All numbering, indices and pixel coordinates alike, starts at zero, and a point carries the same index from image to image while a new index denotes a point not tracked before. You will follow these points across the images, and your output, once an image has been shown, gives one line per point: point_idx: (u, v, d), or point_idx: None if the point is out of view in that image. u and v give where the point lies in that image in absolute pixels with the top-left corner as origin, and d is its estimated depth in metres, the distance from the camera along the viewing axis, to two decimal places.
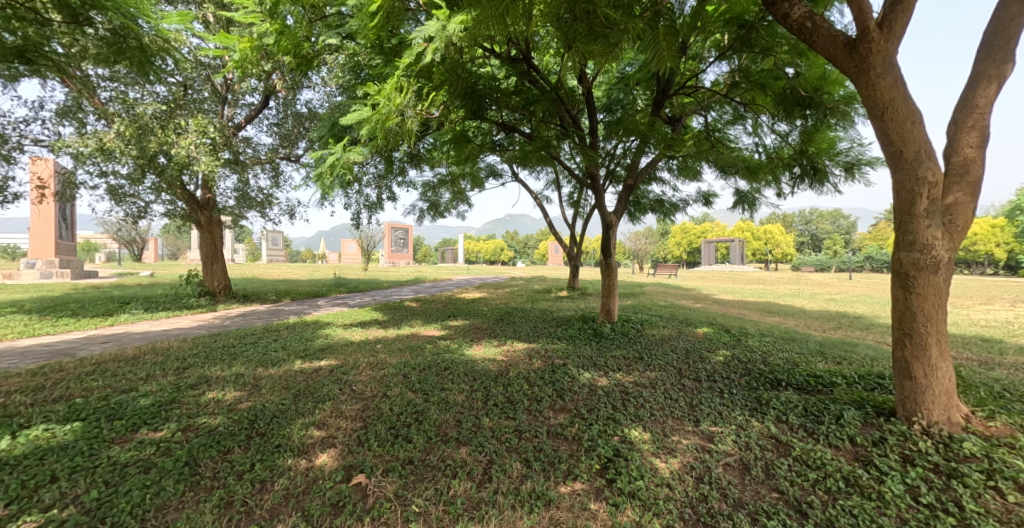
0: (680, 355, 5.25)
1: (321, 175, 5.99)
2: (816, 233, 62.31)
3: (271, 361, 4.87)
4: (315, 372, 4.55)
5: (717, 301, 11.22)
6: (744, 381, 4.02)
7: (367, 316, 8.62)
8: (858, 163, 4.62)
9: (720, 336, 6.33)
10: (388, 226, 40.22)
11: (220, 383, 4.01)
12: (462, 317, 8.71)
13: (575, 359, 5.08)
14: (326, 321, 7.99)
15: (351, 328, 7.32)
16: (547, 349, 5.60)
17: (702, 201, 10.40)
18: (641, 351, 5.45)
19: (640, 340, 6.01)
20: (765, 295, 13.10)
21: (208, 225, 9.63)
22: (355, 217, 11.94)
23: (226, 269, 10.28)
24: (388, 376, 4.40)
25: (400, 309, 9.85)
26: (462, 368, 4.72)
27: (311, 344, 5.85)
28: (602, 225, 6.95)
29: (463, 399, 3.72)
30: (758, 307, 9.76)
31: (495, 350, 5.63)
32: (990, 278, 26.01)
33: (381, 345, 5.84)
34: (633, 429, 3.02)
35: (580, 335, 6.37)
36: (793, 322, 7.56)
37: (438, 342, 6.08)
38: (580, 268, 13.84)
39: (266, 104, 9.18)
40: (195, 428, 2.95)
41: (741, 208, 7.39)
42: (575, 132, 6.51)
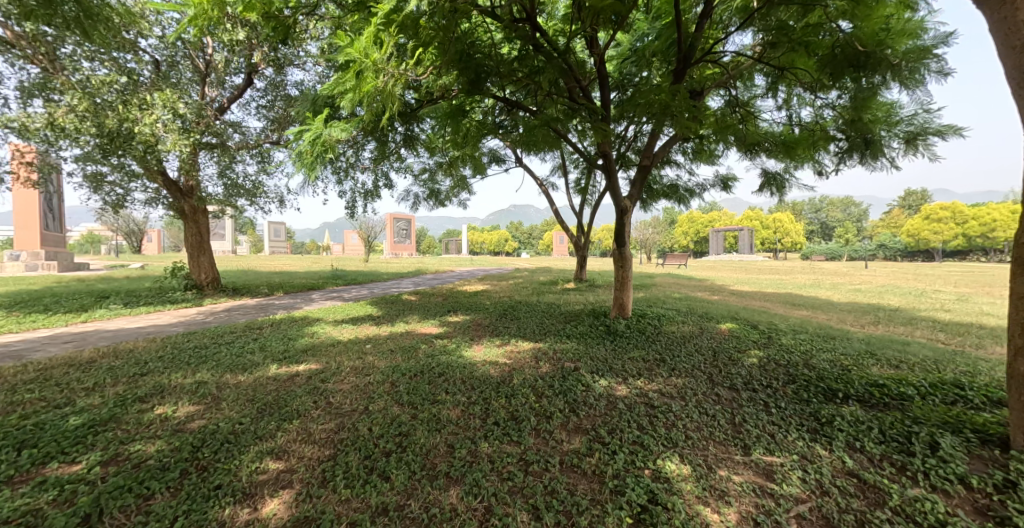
0: (707, 357, 4.62)
1: (302, 157, 5.38)
2: (826, 222, 61.10)
3: (242, 365, 4.31)
4: (291, 379, 3.99)
5: (734, 293, 10.55)
6: (790, 390, 3.40)
7: (360, 312, 8.05)
8: (923, 133, 3.92)
9: (748, 333, 5.70)
10: (390, 218, 39.73)
11: (175, 394, 3.45)
12: (462, 312, 8.12)
13: (588, 362, 4.47)
14: (316, 317, 7.42)
15: (342, 325, 6.75)
16: (555, 349, 5.01)
17: (720, 185, 9.70)
18: (662, 352, 4.85)
19: (658, 339, 5.39)
20: (783, 286, 12.44)
21: (192, 215, 9.07)
22: (350, 206, 11.36)
23: (214, 261, 9.75)
24: (373, 385, 3.82)
25: (396, 304, 9.27)
26: (458, 374, 4.13)
27: (293, 344, 5.29)
28: (616, 211, 6.30)
29: (458, 416, 3.13)
30: (780, 299, 9.08)
31: (497, 351, 5.04)
32: (1009, 266, 25.18)
33: (371, 345, 5.27)
34: (668, 461, 2.40)
35: (591, 333, 5.77)
36: (824, 317, 6.91)
37: (434, 342, 5.50)
38: (588, 259, 13.20)
39: (250, 83, 8.54)
40: (122, 459, 2.39)
41: (769, 192, 6.71)
42: (585, 107, 5.82)
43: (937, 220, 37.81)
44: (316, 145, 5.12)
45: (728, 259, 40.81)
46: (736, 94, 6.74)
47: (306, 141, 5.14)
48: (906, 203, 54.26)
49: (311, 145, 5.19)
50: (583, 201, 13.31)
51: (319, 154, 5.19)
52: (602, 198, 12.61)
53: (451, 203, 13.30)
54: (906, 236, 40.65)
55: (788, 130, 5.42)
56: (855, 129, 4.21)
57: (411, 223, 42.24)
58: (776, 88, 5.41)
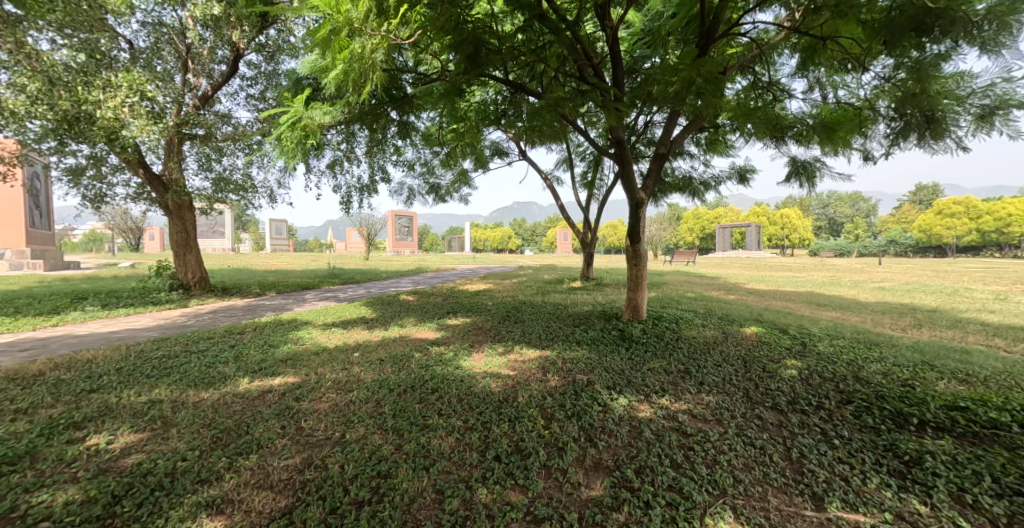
0: (738, 368, 4.07)
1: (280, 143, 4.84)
2: (835, 217, 60.09)
3: (209, 379, 3.78)
4: (261, 396, 3.45)
5: (751, 292, 9.94)
6: (848, 412, 2.84)
7: (352, 314, 7.53)
8: (1000, 108, 3.34)
9: (779, 339, 5.12)
10: (392, 215, 39.25)
11: (120, 417, 2.93)
12: (462, 314, 7.58)
13: (602, 375, 3.92)
14: (304, 320, 6.91)
15: (331, 329, 6.23)
16: (564, 359, 4.48)
17: (736, 177, 9.13)
18: (685, 361, 4.30)
19: (679, 346, 4.84)
20: (800, 285, 11.80)
21: (176, 210, 8.56)
22: (346, 201, 10.85)
23: (201, 259, 9.26)
24: (354, 405, 3.29)
25: (393, 305, 8.73)
26: (454, 390, 3.59)
27: (273, 352, 4.77)
28: (630, 204, 5.73)
29: (452, 449, 2.60)
30: (802, 299, 8.47)
31: (500, 361, 4.49)
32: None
33: (359, 353, 4.75)
34: (720, 519, 1.86)
35: (603, 339, 5.21)
36: (857, 319, 6.31)
37: (430, 350, 4.96)
38: (595, 256, 12.63)
39: (236, 70, 7.95)
40: (15, 516, 1.86)
41: (797, 182, 6.13)
42: (596, 88, 5.25)
43: (951, 215, 36.89)
44: (296, 130, 4.57)
45: (735, 255, 40.07)
46: (761, 74, 6.14)
47: (284, 126, 4.61)
48: (917, 198, 53.22)
49: (291, 131, 4.64)
50: (590, 196, 12.72)
51: (298, 140, 4.65)
52: (610, 192, 12.03)
53: (452, 198, 12.76)
54: (918, 232, 39.75)
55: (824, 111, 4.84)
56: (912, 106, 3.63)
57: (412, 220, 41.74)
58: (812, 64, 4.82)
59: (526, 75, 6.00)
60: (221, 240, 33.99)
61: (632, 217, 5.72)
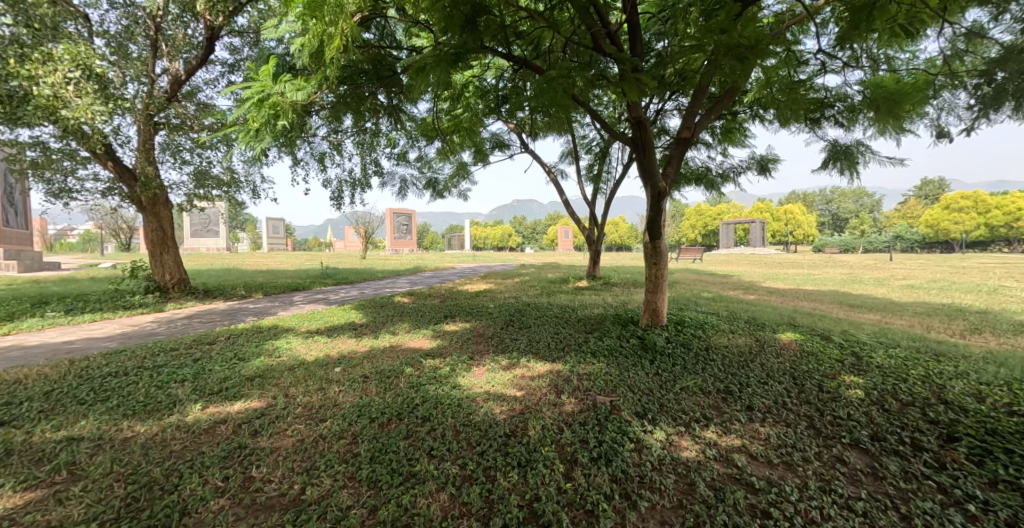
0: (789, 385, 3.43)
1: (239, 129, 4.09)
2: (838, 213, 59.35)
3: (154, 404, 3.12)
4: (211, 428, 2.78)
5: (772, 291, 9.27)
6: (962, 456, 2.18)
7: (341, 319, 6.88)
8: None
9: (824, 347, 4.48)
10: (389, 213, 38.48)
11: (13, 465, 2.26)
12: (461, 318, 6.94)
13: (627, 397, 3.28)
14: (286, 326, 6.26)
15: (314, 338, 5.57)
16: (579, 376, 3.86)
17: (756, 167, 8.49)
18: (722, 377, 3.67)
19: (709, 358, 4.20)
20: (819, 283, 11.13)
21: (151, 207, 7.93)
22: (338, 197, 10.21)
23: (180, 259, 8.61)
24: (324, 442, 2.66)
25: (386, 308, 8.04)
26: (449, 420, 2.94)
27: (240, 368, 4.11)
28: (651, 195, 5.05)
29: (444, 514, 1.96)
30: (831, 299, 7.79)
31: (505, 379, 3.85)
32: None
33: (341, 370, 4.09)
34: None
35: (622, 349, 4.57)
36: (901, 322, 5.66)
37: (423, 363, 4.30)
38: (602, 254, 11.97)
39: (211, 50, 7.37)
40: None
41: (834, 169, 5.51)
42: (614, 57, 4.50)
43: (958, 209, 36.20)
44: (263, 108, 3.87)
45: (740, 251, 39.37)
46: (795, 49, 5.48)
47: (246, 104, 3.91)
48: (923, 192, 52.55)
49: (257, 111, 3.93)
50: (596, 190, 12.08)
51: (267, 120, 3.93)
52: (617, 186, 11.40)
53: (451, 193, 12.11)
54: (925, 227, 39.04)
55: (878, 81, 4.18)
56: (1002, 69, 2.99)
57: (411, 218, 41.00)
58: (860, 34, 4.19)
59: (532, 52, 5.34)
60: (214, 239, 33.22)
61: (653, 210, 5.06)
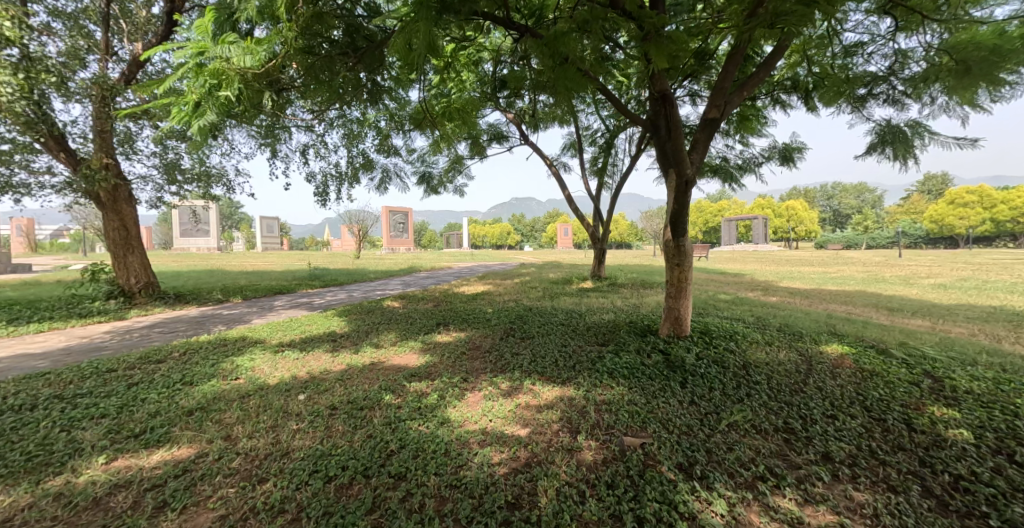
0: (869, 419, 2.70)
1: (169, 103, 3.29)
2: (840, 209, 58.73)
3: (42, 456, 2.38)
4: (101, 500, 2.03)
5: (794, 293, 8.53)
6: None
7: (320, 328, 6.15)
8: None
9: (887, 363, 3.74)
10: (385, 212, 37.69)
11: None
12: (455, 326, 6.23)
13: (664, 441, 2.56)
14: (255, 338, 5.51)
15: (284, 352, 4.84)
16: (597, 407, 3.15)
17: (778, 157, 7.77)
18: (776, 408, 2.95)
19: (748, 381, 3.47)
20: (840, 283, 10.41)
21: (112, 204, 7.19)
22: (323, 192, 9.45)
23: (147, 262, 7.89)
24: (254, 520, 1.92)
25: (373, 314, 7.30)
26: (432, 481, 2.21)
27: (180, 395, 3.37)
28: (676, 183, 4.34)
29: None
30: (863, 303, 7.06)
31: (504, 413, 3.11)
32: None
33: (304, 399, 3.35)
34: None
35: (644, 367, 3.87)
36: (960, 329, 4.92)
37: (406, 390, 3.59)
38: (607, 253, 11.25)
39: (173, 26, 6.58)
40: None
41: (882, 155, 4.77)
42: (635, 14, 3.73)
43: (963, 205, 35.49)
44: (200, 76, 3.12)
45: (742, 248, 38.74)
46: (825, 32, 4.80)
47: (181, 71, 3.16)
48: (926, 187, 51.93)
49: (195, 79, 3.17)
50: (601, 185, 11.33)
51: (208, 91, 3.17)
52: (624, 180, 10.68)
53: (446, 189, 11.41)
54: (929, 223, 38.35)
55: (943, 57, 3.45)
56: None
57: (408, 216, 40.27)
58: (911, 17, 3.50)
59: (535, 18, 4.59)
60: (206, 238, 32.43)
61: (677, 200, 4.34)
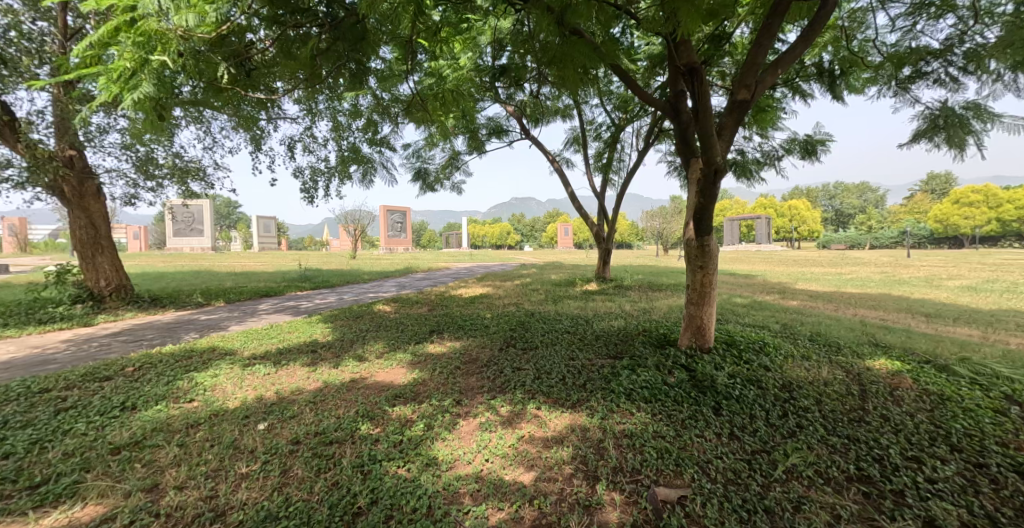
0: (968, 467, 2.14)
1: (93, 71, 2.69)
2: (841, 208, 58.26)
3: None
4: None
5: (814, 296, 7.98)
6: None
7: (301, 337, 5.58)
8: None
9: (957, 384, 3.17)
10: (382, 211, 37.11)
11: None
12: (449, 333, 5.68)
13: (711, 498, 2.01)
14: (225, 348, 4.93)
15: (254, 366, 4.26)
16: (617, 444, 2.59)
17: (799, 150, 7.21)
18: (841, 445, 2.40)
19: (792, 406, 2.91)
20: (857, 284, 9.85)
21: (77, 199, 6.65)
22: (312, 189, 8.88)
23: (119, 262, 7.35)
24: None
25: (363, 320, 6.74)
26: None
27: (112, 424, 2.81)
28: (703, 173, 3.74)
29: None
30: (893, 307, 6.52)
31: (504, 451, 2.54)
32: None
33: (263, 431, 2.78)
34: None
35: (666, 389, 3.31)
36: (1017, 339, 4.37)
37: (387, 417, 3.03)
38: (612, 253, 10.70)
39: None
40: None
41: (934, 142, 4.19)
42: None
43: (969, 205, 34.88)
44: (127, 35, 2.53)
45: (744, 248, 38.27)
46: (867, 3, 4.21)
47: (107, 30, 2.58)
48: (929, 186, 51.43)
49: (123, 39, 2.58)
50: (606, 182, 10.77)
51: (139, 54, 2.57)
52: (630, 176, 10.13)
53: (443, 186, 10.87)
54: (933, 223, 37.84)
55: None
56: None
57: (406, 215, 39.72)
58: None
59: None
60: (200, 238, 31.86)
61: (705, 194, 3.75)
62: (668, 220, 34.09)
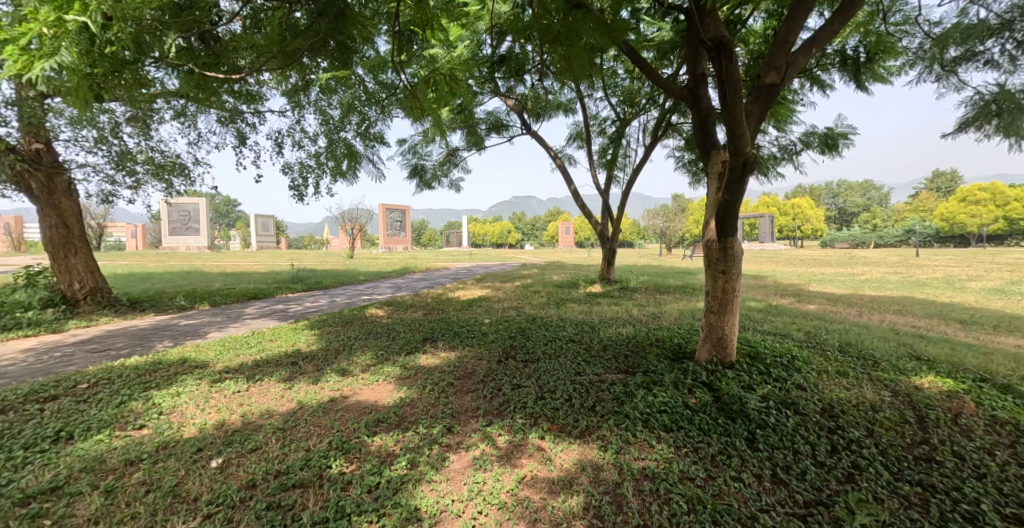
0: None
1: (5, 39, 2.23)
2: (845, 207, 57.63)
3: None
4: None
5: (832, 300, 7.54)
6: None
7: (283, 346, 5.14)
8: None
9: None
10: (381, 209, 36.68)
11: None
12: (444, 342, 5.24)
13: None
14: (197, 360, 4.48)
15: (225, 382, 3.82)
16: (638, 490, 2.16)
17: (818, 145, 6.76)
18: (914, 496, 1.97)
19: (840, 436, 2.48)
20: (875, 286, 9.36)
21: (47, 196, 6.25)
22: (302, 186, 8.44)
23: (94, 264, 6.94)
24: None
25: (352, 326, 6.28)
26: None
27: (37, 461, 2.37)
28: (730, 166, 3.27)
29: None
30: (923, 313, 6.03)
31: (501, 499, 2.11)
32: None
33: (216, 470, 2.33)
34: None
35: (689, 415, 2.88)
36: None
37: (366, 451, 2.59)
38: (617, 253, 10.23)
39: None
40: None
41: (984, 131, 3.71)
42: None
43: (975, 203, 34.22)
44: None
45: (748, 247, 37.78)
46: None
47: None
48: (934, 184, 50.84)
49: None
50: (611, 179, 10.32)
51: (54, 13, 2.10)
52: (636, 172, 9.68)
53: (440, 183, 10.42)
54: (939, 221, 37.25)
55: None
56: None
57: (405, 214, 39.25)
58: None
59: None
60: (196, 237, 31.43)
61: (731, 190, 3.30)
62: (671, 219, 33.55)
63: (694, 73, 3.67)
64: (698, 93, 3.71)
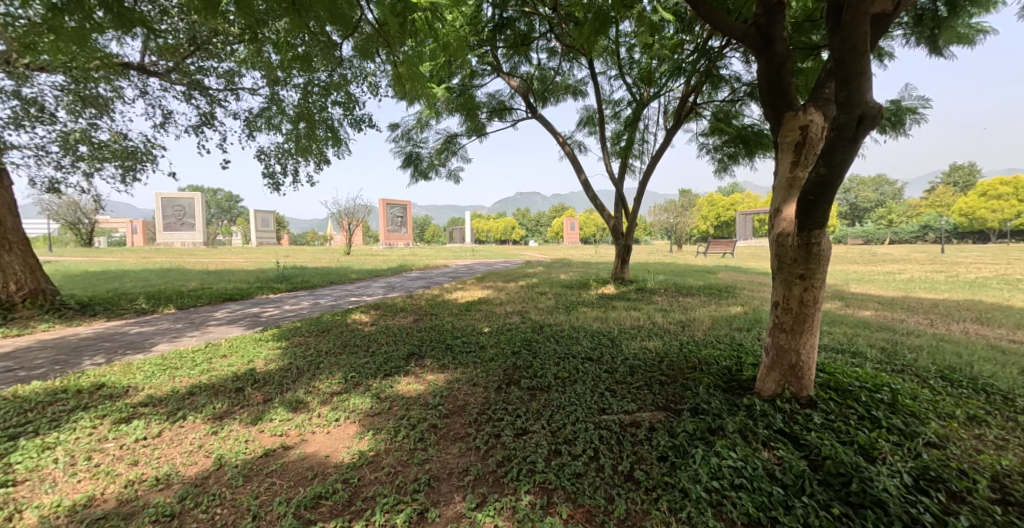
0: None
1: None
2: (858, 202, 55.93)
3: None
4: None
5: (886, 305, 6.49)
6: None
7: (235, 365, 4.18)
8: None
9: None
10: (381, 204, 35.66)
11: None
12: (432, 359, 4.26)
13: None
14: (115, 386, 3.52)
15: (133, 422, 2.87)
16: None
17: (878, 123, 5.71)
18: None
19: None
20: (927, 288, 8.17)
21: None
22: (279, 173, 7.45)
23: (32, 263, 6.11)
24: None
25: (327, 337, 5.31)
26: None
27: None
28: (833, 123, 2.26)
29: None
30: (1013, 323, 4.97)
31: None
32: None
33: None
34: None
35: (786, 499, 1.91)
36: None
37: None
38: (632, 250, 9.21)
39: None
40: None
41: None
42: None
43: (997, 196, 32.60)
44: None
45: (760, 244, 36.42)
46: None
47: None
48: (953, 178, 49.02)
49: None
50: (625, 167, 9.29)
51: None
52: (656, 160, 8.66)
53: (437, 172, 9.45)
54: (959, 216, 35.65)
55: None
56: None
57: (406, 209, 38.23)
58: None
59: None
60: (191, 233, 30.64)
61: (831, 159, 2.29)
62: (681, 214, 32.18)
63: (766, 3, 2.66)
64: (770, 32, 2.70)
